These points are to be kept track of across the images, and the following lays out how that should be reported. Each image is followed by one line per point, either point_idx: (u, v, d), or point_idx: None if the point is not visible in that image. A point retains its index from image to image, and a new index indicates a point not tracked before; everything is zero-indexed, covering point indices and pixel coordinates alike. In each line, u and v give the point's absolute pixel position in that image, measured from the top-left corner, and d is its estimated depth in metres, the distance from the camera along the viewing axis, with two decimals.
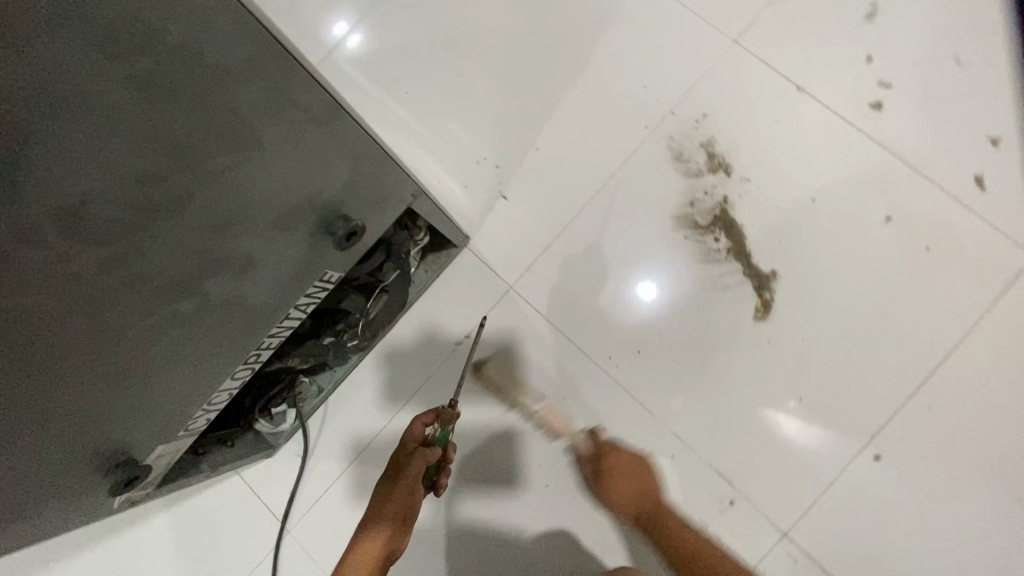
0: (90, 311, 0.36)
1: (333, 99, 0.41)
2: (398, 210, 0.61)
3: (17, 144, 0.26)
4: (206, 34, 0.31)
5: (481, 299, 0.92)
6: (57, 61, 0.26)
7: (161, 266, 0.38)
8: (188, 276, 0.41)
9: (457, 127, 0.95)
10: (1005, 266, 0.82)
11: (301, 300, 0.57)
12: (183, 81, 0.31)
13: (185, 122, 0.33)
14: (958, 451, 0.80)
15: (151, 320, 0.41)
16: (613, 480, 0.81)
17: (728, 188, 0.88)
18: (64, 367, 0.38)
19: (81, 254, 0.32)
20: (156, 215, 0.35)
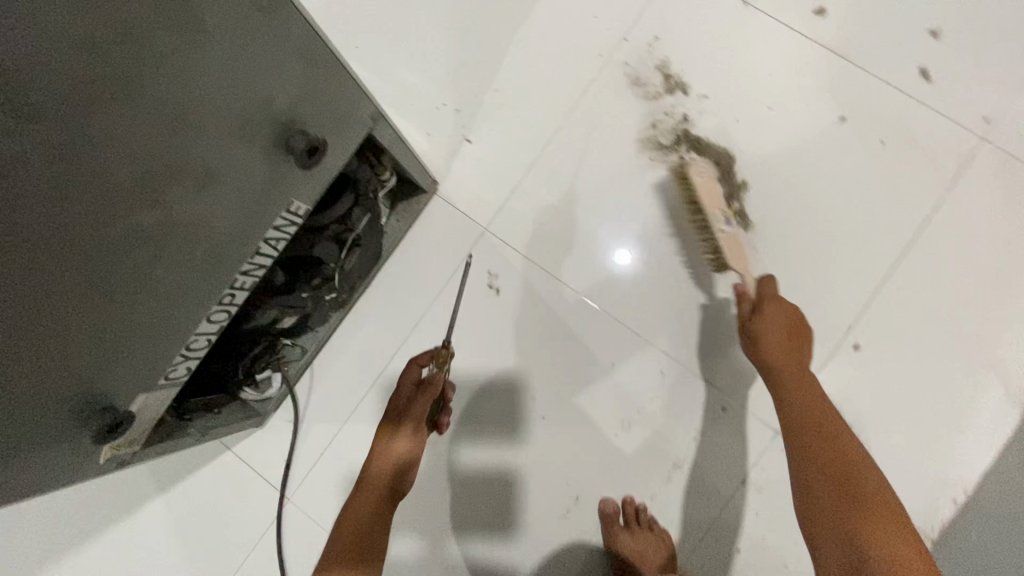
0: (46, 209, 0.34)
1: None
2: (362, 134, 0.60)
3: None
4: None
5: (459, 244, 0.91)
6: None
7: (114, 164, 0.37)
8: (147, 179, 0.40)
9: (414, 77, 0.94)
10: (955, 151, 0.85)
11: (269, 232, 0.57)
12: None
13: None
14: (933, 331, 0.84)
15: (117, 233, 0.40)
16: (771, 323, 0.73)
17: (687, 106, 0.89)
18: (31, 278, 0.37)
19: (31, 135, 0.31)
20: (105, 99, 0.34)
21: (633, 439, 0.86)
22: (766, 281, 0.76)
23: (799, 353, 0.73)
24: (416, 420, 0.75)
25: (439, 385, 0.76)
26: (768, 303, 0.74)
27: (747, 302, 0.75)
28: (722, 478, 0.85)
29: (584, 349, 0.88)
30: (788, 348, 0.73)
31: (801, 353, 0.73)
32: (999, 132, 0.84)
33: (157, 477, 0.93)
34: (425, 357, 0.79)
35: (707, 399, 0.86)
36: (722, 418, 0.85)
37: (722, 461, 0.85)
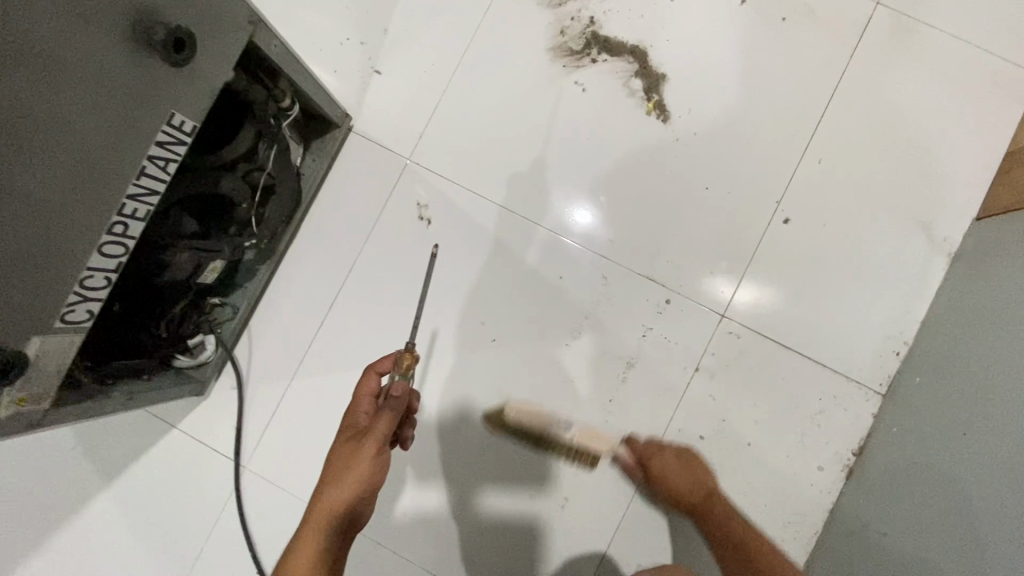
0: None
1: None
2: (242, 40, 0.57)
3: None
4: None
5: (383, 178, 0.89)
6: None
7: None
8: None
9: (311, 15, 0.91)
10: (852, 19, 0.87)
11: (152, 149, 0.53)
12: None
13: None
14: (855, 196, 0.86)
15: None
16: (659, 476, 0.75)
17: (592, 9, 0.89)
18: None
19: None
20: None
21: (586, 347, 0.86)
22: (631, 441, 0.79)
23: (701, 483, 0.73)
24: (381, 436, 0.60)
25: (403, 392, 0.62)
26: (650, 453, 0.76)
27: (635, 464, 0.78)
28: (676, 370, 0.85)
29: (524, 265, 0.87)
30: (684, 476, 0.74)
31: (702, 471, 0.74)
32: None
33: (99, 468, 0.88)
34: (387, 362, 0.67)
35: (652, 294, 0.86)
36: (668, 311, 0.86)
37: (674, 352, 0.85)
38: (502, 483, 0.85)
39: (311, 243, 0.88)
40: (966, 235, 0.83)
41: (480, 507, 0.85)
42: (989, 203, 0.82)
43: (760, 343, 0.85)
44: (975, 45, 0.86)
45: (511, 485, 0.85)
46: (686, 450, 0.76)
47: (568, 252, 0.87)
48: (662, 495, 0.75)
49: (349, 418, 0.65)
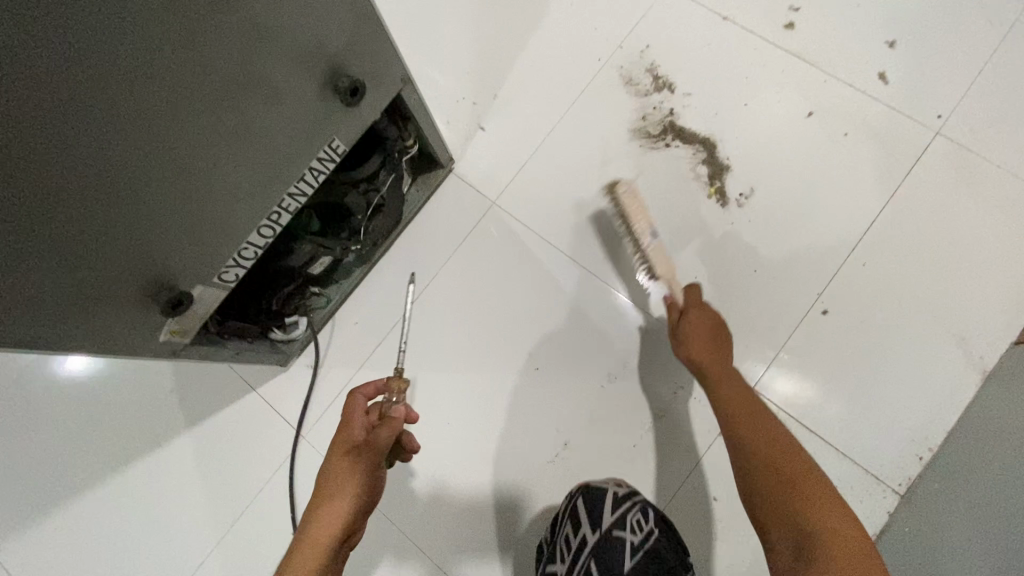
0: (153, 72, 0.47)
1: None
2: (394, 92, 0.74)
3: None
4: None
5: (469, 215, 1.04)
6: None
7: (207, 58, 0.50)
8: (229, 81, 0.54)
9: (436, 74, 1.11)
10: (910, 143, 0.96)
11: (314, 162, 0.70)
12: None
13: None
14: (894, 301, 0.92)
15: (202, 124, 0.54)
16: (694, 329, 0.80)
17: (673, 102, 1.03)
18: (142, 142, 0.50)
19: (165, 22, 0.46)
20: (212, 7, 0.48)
21: (619, 393, 0.94)
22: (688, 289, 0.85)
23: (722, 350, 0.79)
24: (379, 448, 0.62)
25: (403, 414, 0.65)
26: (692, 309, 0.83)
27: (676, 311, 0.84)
28: (699, 429, 0.92)
29: (576, 308, 0.98)
30: (716, 351, 0.78)
31: (726, 348, 0.78)
32: (950, 125, 0.96)
33: (187, 413, 1.04)
34: (372, 387, 0.69)
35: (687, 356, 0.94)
36: None
37: (701, 413, 0.92)
38: (507, 500, 0.93)
39: (400, 257, 1.03)
40: (1002, 355, 0.87)
41: (499, 520, 0.92)
42: None
43: (786, 421, 0.90)
44: None
45: (509, 502, 0.93)
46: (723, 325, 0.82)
47: (616, 303, 0.98)
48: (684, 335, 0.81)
49: (343, 436, 0.64)
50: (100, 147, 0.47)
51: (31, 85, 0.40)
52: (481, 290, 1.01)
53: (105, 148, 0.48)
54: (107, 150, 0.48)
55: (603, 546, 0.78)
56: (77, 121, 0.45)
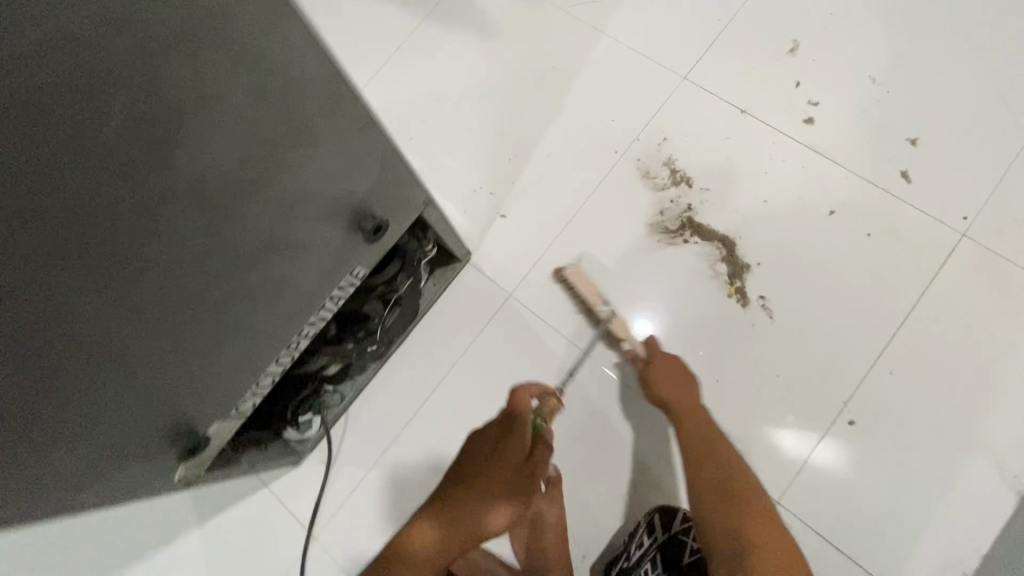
0: (181, 262, 0.45)
1: (371, 113, 0.54)
2: (413, 214, 0.73)
3: (174, 135, 0.38)
4: (294, 59, 0.43)
5: (485, 309, 1.03)
6: (206, 74, 0.37)
7: (236, 234, 0.48)
8: (257, 250, 0.52)
9: (454, 164, 1.12)
10: (936, 246, 0.94)
11: (334, 292, 0.69)
12: (274, 93, 0.43)
13: (274, 121, 0.44)
14: (923, 411, 0.89)
15: (227, 292, 0.52)
16: (659, 375, 0.89)
17: (691, 197, 1.02)
18: (167, 325, 0.49)
19: (196, 220, 0.44)
20: (244, 193, 0.46)
21: (639, 502, 0.92)
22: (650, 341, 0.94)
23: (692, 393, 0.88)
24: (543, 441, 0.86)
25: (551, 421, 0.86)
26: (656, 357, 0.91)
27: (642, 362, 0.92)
28: None
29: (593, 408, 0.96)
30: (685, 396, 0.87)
31: (692, 387, 0.88)
32: (977, 227, 0.94)
33: (196, 508, 1.02)
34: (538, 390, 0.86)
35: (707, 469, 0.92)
36: None
37: None
38: None
39: (415, 351, 1.02)
40: None
41: None
42: None
43: (813, 538, 0.87)
44: None
45: None
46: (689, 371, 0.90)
47: (635, 405, 0.96)
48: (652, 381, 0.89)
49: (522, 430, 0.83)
50: (125, 339, 0.45)
51: (58, 318, 0.38)
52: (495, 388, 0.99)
53: (129, 344, 0.46)
54: (130, 341, 0.46)
55: (670, 544, 0.83)
56: (102, 327, 0.42)
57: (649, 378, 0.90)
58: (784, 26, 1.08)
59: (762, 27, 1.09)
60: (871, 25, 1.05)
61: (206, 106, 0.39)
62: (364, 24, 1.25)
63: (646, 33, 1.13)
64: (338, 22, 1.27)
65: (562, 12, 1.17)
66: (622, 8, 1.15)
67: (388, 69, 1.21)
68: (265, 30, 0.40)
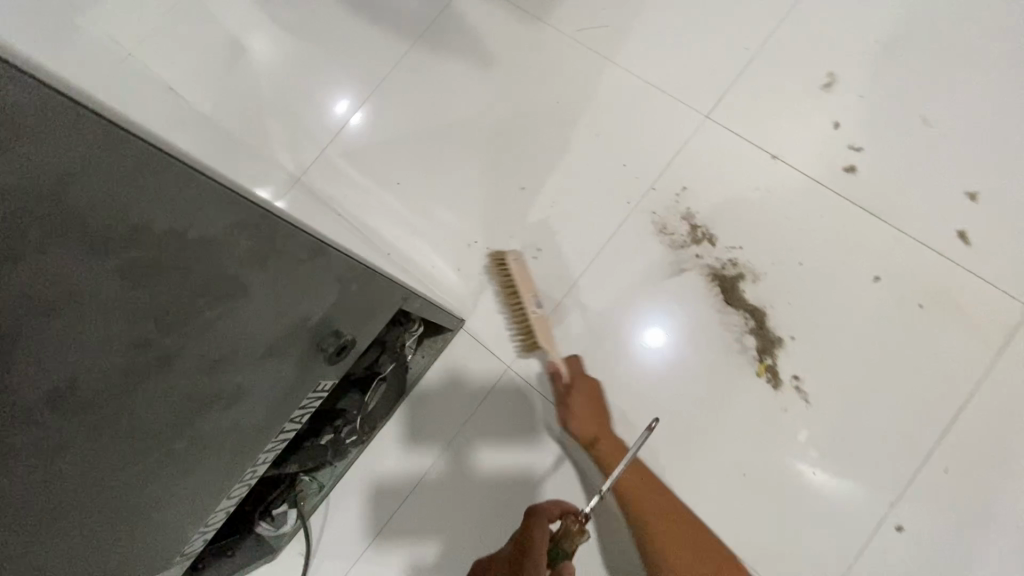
0: (63, 472, 0.35)
1: (315, 238, 0.43)
2: (391, 311, 0.62)
3: (11, 347, 0.28)
4: (187, 212, 0.33)
5: (481, 382, 0.91)
6: (46, 267, 0.28)
7: (144, 417, 0.38)
8: (181, 420, 0.41)
9: (448, 213, 1.00)
10: (999, 320, 0.83)
11: (296, 413, 0.59)
12: (167, 259, 0.33)
13: (175, 289, 0.34)
14: (981, 514, 0.78)
15: (147, 471, 0.42)
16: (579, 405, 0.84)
17: (715, 256, 0.90)
18: (64, 536, 0.38)
19: (76, 424, 0.33)
20: (147, 375, 0.36)
21: None
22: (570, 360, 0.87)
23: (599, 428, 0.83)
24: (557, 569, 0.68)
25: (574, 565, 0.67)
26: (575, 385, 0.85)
27: (561, 385, 0.86)
28: None
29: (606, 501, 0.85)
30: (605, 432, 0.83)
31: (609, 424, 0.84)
32: None
33: None
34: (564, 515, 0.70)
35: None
36: None
37: None
38: None
39: (406, 428, 0.92)
40: None
41: None
42: None
43: None
44: None
45: None
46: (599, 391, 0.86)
47: None
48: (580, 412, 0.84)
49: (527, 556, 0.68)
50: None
51: None
52: (489, 472, 0.87)
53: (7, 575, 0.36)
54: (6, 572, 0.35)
55: None
56: None
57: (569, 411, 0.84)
58: (822, 56, 0.95)
59: (797, 57, 0.96)
60: (923, 57, 0.92)
61: (58, 303, 0.29)
62: (345, 49, 1.12)
63: (662, 64, 0.99)
64: (315, 44, 1.13)
65: (568, 37, 1.04)
66: (636, 33, 1.01)
67: (373, 103, 1.09)
68: (133, 192, 0.30)
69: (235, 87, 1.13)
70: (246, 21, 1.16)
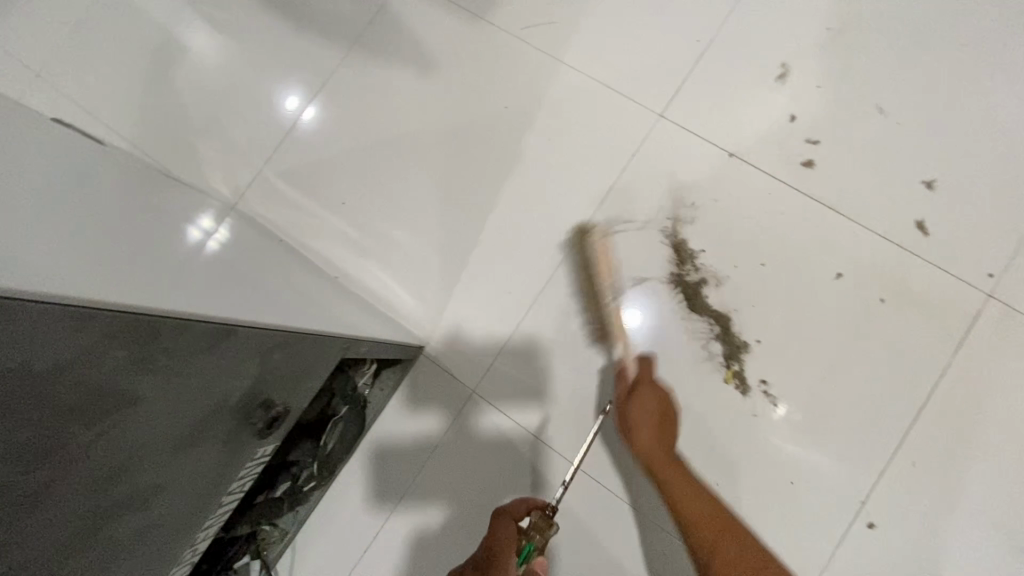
0: None
1: (217, 325, 0.39)
2: (333, 363, 0.58)
3: None
4: (30, 345, 0.29)
5: (445, 410, 0.88)
6: None
7: (29, 554, 0.34)
8: (82, 541, 0.37)
9: (398, 232, 0.95)
10: (960, 308, 0.83)
11: (235, 485, 0.54)
12: (12, 398, 0.29)
13: (30, 425, 0.30)
14: (949, 503, 0.79)
15: None
16: (643, 405, 0.78)
17: (677, 262, 0.88)
18: None
19: None
20: (16, 515, 0.32)
21: None
22: (642, 361, 0.83)
23: (669, 438, 0.76)
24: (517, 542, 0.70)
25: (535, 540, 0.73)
26: (641, 386, 0.79)
27: (626, 383, 0.81)
28: None
29: (577, 520, 0.85)
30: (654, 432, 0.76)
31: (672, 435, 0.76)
32: (1004, 285, 0.83)
33: None
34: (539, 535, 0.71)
35: None
36: None
37: None
38: None
39: (370, 461, 0.87)
40: None
41: None
42: None
43: None
44: None
45: None
46: (669, 403, 0.78)
47: (628, 515, 0.83)
48: (641, 414, 0.77)
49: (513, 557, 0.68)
50: None
51: None
52: (457, 499, 0.85)
53: None
54: None
55: None
56: None
57: (625, 407, 0.78)
58: (775, 45, 0.92)
59: (750, 47, 0.92)
60: (875, 43, 0.90)
61: None
62: (274, 60, 1.04)
63: (612, 60, 0.95)
64: (241, 58, 1.05)
65: (513, 36, 0.98)
66: (582, 29, 0.97)
67: (309, 118, 1.02)
68: None
69: (158, 110, 1.05)
70: (162, 35, 1.07)
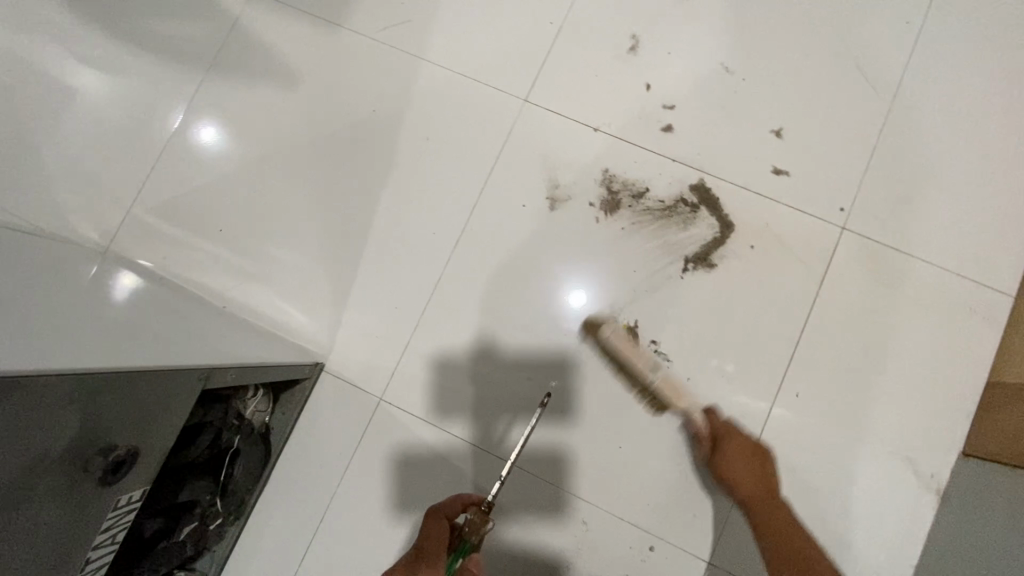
0: None
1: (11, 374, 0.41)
2: (190, 397, 0.58)
3: None
4: None
5: (354, 422, 0.88)
6: None
7: None
8: None
9: (282, 252, 0.93)
10: (818, 245, 0.89)
11: (101, 537, 0.54)
12: None
13: None
14: (831, 426, 0.86)
15: None
16: (731, 453, 0.80)
17: (560, 240, 0.90)
18: None
19: None
20: None
21: None
22: (713, 415, 0.82)
23: (764, 480, 0.78)
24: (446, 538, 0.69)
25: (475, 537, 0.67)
26: (723, 435, 0.81)
27: (705, 439, 0.82)
28: None
29: (500, 508, 0.86)
30: (756, 479, 0.78)
31: (765, 472, 0.79)
32: (854, 219, 0.90)
33: None
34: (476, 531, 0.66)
35: (636, 543, 0.84)
36: (653, 558, 0.83)
37: None
38: None
39: (286, 487, 0.87)
40: (952, 472, 0.83)
41: None
42: (973, 442, 0.83)
43: None
44: (941, 269, 0.89)
45: None
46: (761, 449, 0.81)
47: (547, 492, 0.86)
48: (724, 468, 0.79)
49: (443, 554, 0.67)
50: None
51: None
52: (378, 507, 0.86)
53: None
54: None
55: None
56: None
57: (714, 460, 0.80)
58: (623, 18, 0.95)
59: (600, 22, 0.95)
60: (714, 6, 0.95)
61: None
62: (128, 93, 1.00)
63: (471, 52, 0.96)
64: (91, 95, 1.00)
65: (371, 39, 0.97)
66: (439, 25, 0.97)
67: (173, 148, 0.98)
68: None
69: (7, 161, 0.99)
70: (2, 80, 1.01)
